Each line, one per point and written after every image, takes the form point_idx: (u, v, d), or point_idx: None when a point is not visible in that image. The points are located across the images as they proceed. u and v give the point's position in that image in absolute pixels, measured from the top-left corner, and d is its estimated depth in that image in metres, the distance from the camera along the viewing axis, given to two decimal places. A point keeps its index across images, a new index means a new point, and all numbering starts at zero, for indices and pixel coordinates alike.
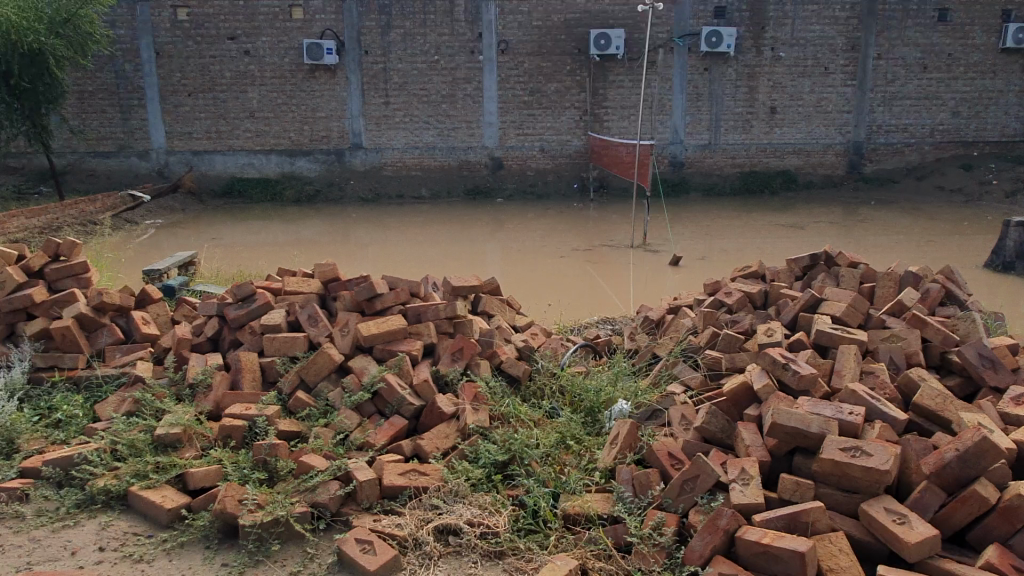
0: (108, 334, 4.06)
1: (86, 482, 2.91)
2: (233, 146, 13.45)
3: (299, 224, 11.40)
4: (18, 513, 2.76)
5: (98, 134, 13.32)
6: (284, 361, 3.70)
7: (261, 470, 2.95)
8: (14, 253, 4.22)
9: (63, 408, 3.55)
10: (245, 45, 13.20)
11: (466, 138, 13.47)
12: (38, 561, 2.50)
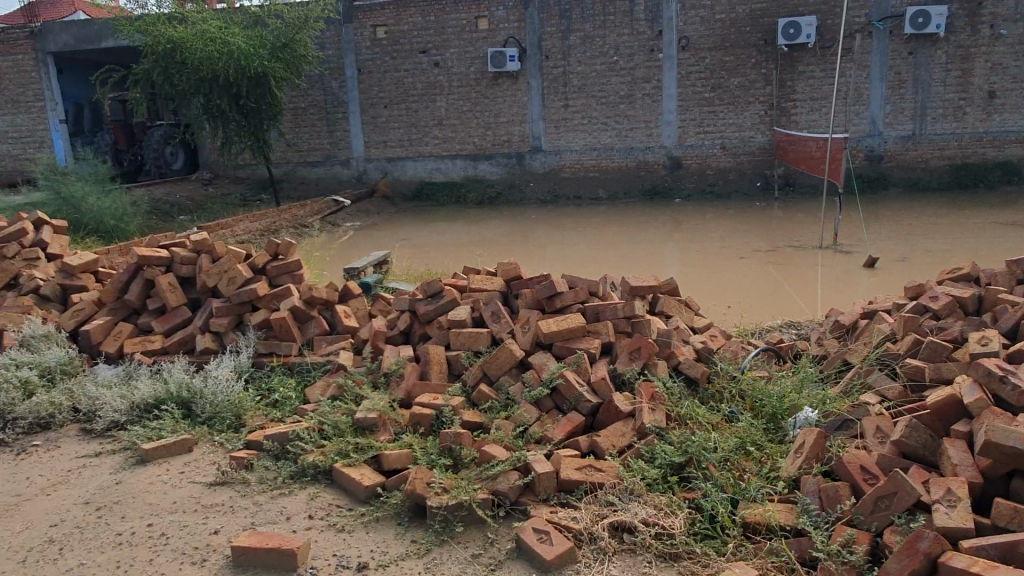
0: (316, 326, 4.53)
1: (298, 456, 3.26)
2: (424, 152, 14.36)
3: (481, 225, 11.91)
4: (245, 479, 3.13)
5: (309, 145, 14.81)
6: (469, 355, 3.92)
7: (447, 456, 3.14)
8: (242, 253, 4.83)
9: (280, 391, 4.00)
10: (435, 58, 14.00)
11: (645, 138, 13.35)
12: (261, 522, 2.82)
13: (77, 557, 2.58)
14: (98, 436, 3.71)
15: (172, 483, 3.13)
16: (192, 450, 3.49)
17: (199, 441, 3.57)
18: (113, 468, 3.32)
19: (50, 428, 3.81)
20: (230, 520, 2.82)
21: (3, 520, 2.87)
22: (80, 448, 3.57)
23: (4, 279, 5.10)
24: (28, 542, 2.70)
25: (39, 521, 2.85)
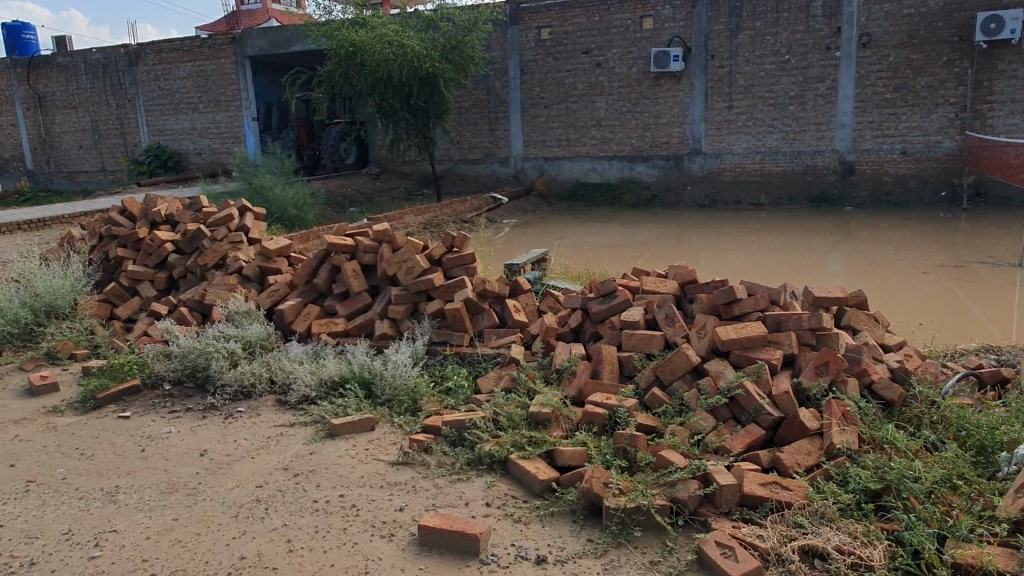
0: (487, 318, 4.65)
1: (475, 443, 3.35)
2: (580, 153, 14.39)
3: (636, 227, 11.74)
4: (425, 461, 3.25)
5: (470, 144, 15.29)
6: (642, 357, 3.86)
7: (622, 458, 3.11)
8: (420, 243, 5.05)
9: (453, 378, 4.14)
10: (597, 58, 13.97)
11: (815, 141, 12.59)
12: (442, 504, 2.91)
13: (281, 518, 2.79)
14: (292, 408, 4.00)
15: (359, 458, 3.31)
16: (375, 429, 3.68)
17: (381, 421, 3.76)
18: (306, 439, 3.57)
19: (251, 396, 4.16)
20: (413, 500, 2.94)
21: (217, 476, 3.16)
22: (277, 418, 3.87)
23: (213, 258, 5.66)
24: (239, 499, 2.95)
25: (247, 481, 3.10)
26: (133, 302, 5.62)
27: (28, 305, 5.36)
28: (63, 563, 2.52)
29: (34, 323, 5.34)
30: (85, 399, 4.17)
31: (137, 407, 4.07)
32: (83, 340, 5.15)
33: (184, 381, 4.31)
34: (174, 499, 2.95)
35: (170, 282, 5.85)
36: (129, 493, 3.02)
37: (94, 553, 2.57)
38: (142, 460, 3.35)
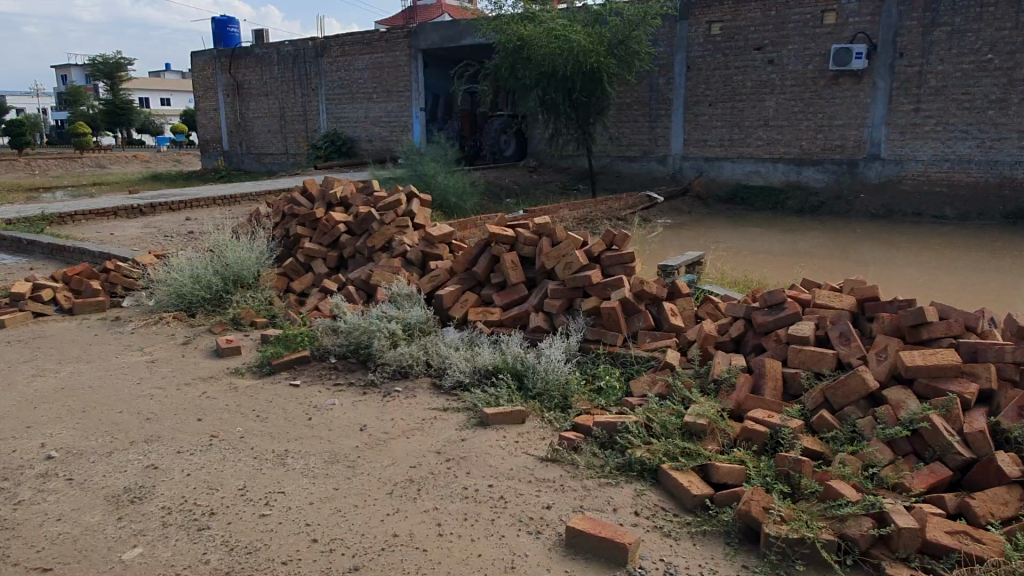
0: (643, 319, 4.54)
1: (625, 448, 3.26)
2: (744, 154, 13.78)
3: (798, 234, 11.09)
4: (574, 460, 3.21)
5: (629, 141, 15.09)
6: (811, 376, 3.60)
7: (784, 483, 2.91)
8: (579, 239, 5.02)
9: (604, 379, 4.08)
10: (770, 55, 13.28)
11: (1017, 150, 11.26)
12: (589, 507, 2.86)
13: (432, 500, 2.85)
14: (446, 392, 4.10)
15: (509, 450, 3.33)
16: (524, 421, 3.68)
17: (530, 414, 3.77)
18: (458, 424, 3.65)
19: (408, 376, 4.32)
20: (561, 499, 2.90)
21: (374, 451, 3.30)
22: (431, 400, 3.99)
23: (381, 241, 5.95)
24: (394, 477, 3.05)
25: (401, 460, 3.21)
26: (307, 277, 6.02)
27: (220, 273, 5.88)
28: (238, 517, 2.71)
29: (223, 290, 5.85)
30: (262, 363, 4.50)
31: (307, 377, 4.34)
32: (263, 309, 5.57)
33: (348, 356, 4.54)
34: (335, 469, 3.11)
35: (340, 261, 6.21)
36: (296, 458, 3.22)
37: (265, 511, 2.75)
38: (308, 427, 3.56)
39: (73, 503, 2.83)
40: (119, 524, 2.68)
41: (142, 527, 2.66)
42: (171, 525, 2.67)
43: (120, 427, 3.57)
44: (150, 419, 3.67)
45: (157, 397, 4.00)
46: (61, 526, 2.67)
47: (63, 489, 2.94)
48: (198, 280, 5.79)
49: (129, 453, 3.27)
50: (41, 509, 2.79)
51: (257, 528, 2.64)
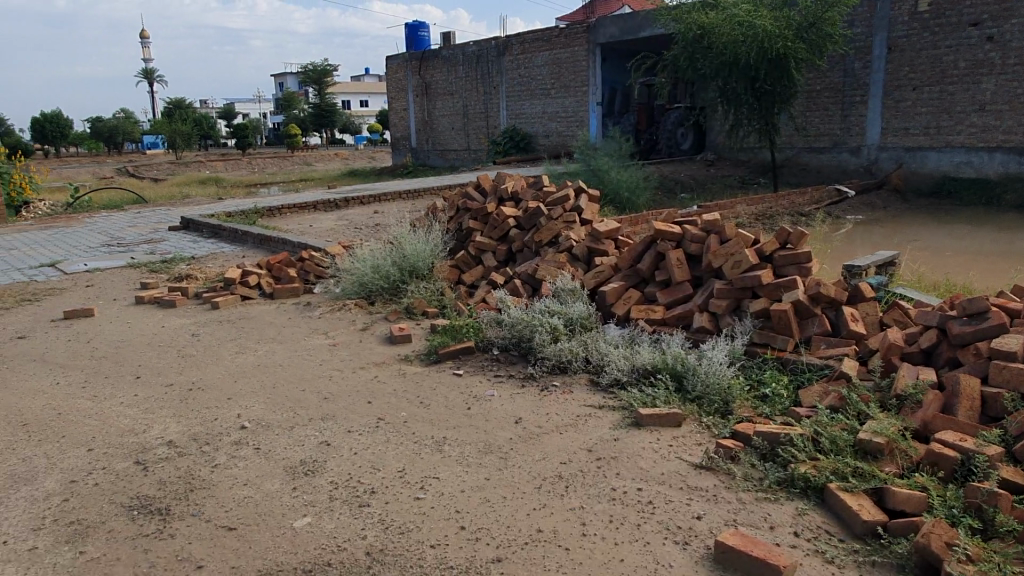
0: (818, 324, 4.22)
1: (788, 462, 3.05)
2: (953, 142, 12.35)
3: (1017, 233, 9.78)
4: (730, 471, 3.06)
5: (818, 131, 14.12)
6: (1016, 398, 3.15)
7: (974, 518, 2.58)
8: (751, 237, 4.76)
9: (771, 385, 3.84)
10: (989, 31, 11.77)
11: None
12: (744, 522, 2.70)
13: (579, 499, 2.84)
14: (603, 390, 4.06)
15: (662, 454, 3.24)
16: (682, 425, 3.56)
17: (688, 418, 3.63)
18: (612, 423, 3.60)
19: (566, 372, 4.33)
20: (714, 510, 2.78)
21: (527, 445, 3.34)
22: (587, 397, 3.97)
23: (547, 236, 6.01)
24: (544, 472, 3.07)
25: (552, 455, 3.23)
26: (477, 270, 6.22)
27: (397, 264, 6.25)
28: (395, 498, 2.86)
29: (400, 280, 6.20)
30: (430, 352, 4.71)
31: (469, 367, 4.49)
32: (434, 299, 5.84)
33: (510, 349, 4.64)
34: (488, 459, 3.19)
35: (508, 255, 6.36)
36: (453, 445, 3.34)
37: (420, 494, 2.88)
38: (467, 417, 3.68)
39: (258, 470, 3.13)
40: (294, 493, 2.92)
41: (312, 497, 2.88)
42: (337, 499, 2.87)
43: (302, 404, 3.89)
44: (328, 398, 3.98)
45: (336, 378, 4.33)
46: (246, 489, 2.96)
47: (251, 457, 3.26)
48: (378, 270, 6.19)
49: (308, 428, 3.56)
50: (231, 472, 3.11)
51: (412, 510, 2.76)
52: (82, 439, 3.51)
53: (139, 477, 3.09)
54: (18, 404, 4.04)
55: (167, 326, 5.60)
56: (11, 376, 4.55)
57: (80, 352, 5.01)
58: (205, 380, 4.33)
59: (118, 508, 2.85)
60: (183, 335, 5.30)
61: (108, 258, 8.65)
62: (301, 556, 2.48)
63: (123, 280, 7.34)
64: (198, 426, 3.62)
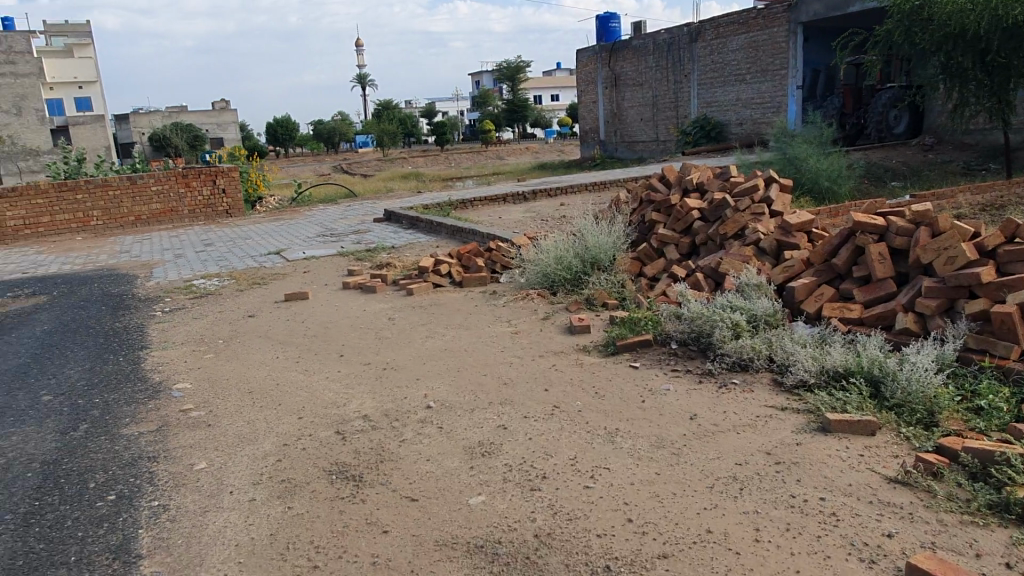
0: None
1: (1003, 485, 2.71)
2: None
3: None
4: (930, 488, 2.77)
5: None
6: None
7: None
8: (969, 231, 4.26)
9: (988, 397, 3.42)
10: None
11: None
12: (942, 546, 2.44)
13: (754, 502, 2.73)
14: (787, 391, 3.84)
15: (850, 463, 3.01)
16: (876, 434, 3.28)
17: (883, 427, 3.34)
18: (795, 427, 3.41)
19: (749, 370, 4.15)
20: (907, 530, 2.54)
21: (701, 443, 3.25)
22: (769, 398, 3.78)
23: (734, 228, 5.79)
24: (718, 471, 2.98)
25: (728, 455, 3.12)
26: (659, 263, 6.12)
27: (579, 256, 6.32)
28: (565, 485, 2.92)
29: (581, 272, 6.27)
30: (608, 343, 4.73)
31: (646, 360, 4.44)
32: (614, 291, 5.84)
33: (689, 344, 4.53)
34: (660, 454, 3.15)
35: (692, 248, 6.19)
36: (625, 438, 3.34)
37: (589, 483, 2.92)
38: (640, 410, 3.66)
39: (440, 447, 3.33)
40: (471, 472, 3.08)
41: (487, 477, 3.02)
42: (510, 481, 2.98)
43: (483, 388, 4.08)
44: (506, 384, 4.13)
45: (515, 365, 4.49)
46: (428, 465, 3.16)
47: (434, 435, 3.48)
48: (560, 261, 6.31)
49: (487, 411, 3.73)
50: (416, 448, 3.34)
51: (581, 498, 2.81)
52: (294, 408, 3.95)
53: (338, 446, 3.42)
54: (247, 374, 4.63)
55: (368, 310, 6.10)
56: (241, 349, 5.20)
57: (296, 330, 5.61)
58: (398, 361, 4.67)
59: (320, 471, 3.17)
60: (381, 319, 5.76)
61: (322, 247, 9.57)
62: (474, 531, 2.61)
63: (333, 267, 8.11)
64: (390, 403, 3.92)
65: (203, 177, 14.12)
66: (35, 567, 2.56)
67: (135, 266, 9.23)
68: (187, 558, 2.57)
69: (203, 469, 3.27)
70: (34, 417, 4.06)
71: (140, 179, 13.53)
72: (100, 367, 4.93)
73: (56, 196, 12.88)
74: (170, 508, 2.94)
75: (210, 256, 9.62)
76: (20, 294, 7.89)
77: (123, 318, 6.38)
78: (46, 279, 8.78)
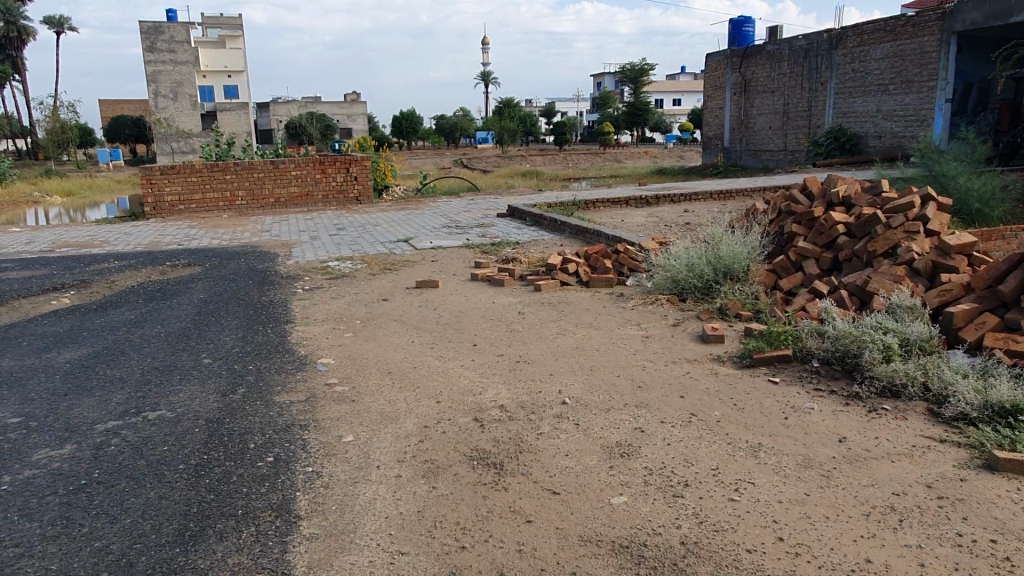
0: None
1: None
2: None
3: None
4: None
5: None
6: None
7: None
8: None
9: None
10: None
11: None
12: None
13: (916, 537, 2.57)
14: (945, 423, 3.58)
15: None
16: None
17: None
18: (956, 462, 3.18)
19: (900, 397, 3.91)
20: None
21: (852, 468, 3.10)
22: (925, 428, 3.55)
23: (884, 246, 5.48)
24: (874, 500, 2.83)
25: (884, 484, 2.96)
26: (796, 276, 5.87)
27: (711, 264, 6.17)
28: (709, 495, 2.86)
29: (713, 280, 6.12)
30: (744, 355, 4.58)
31: (785, 376, 4.28)
32: (749, 302, 5.66)
33: (833, 363, 4.32)
34: (808, 474, 3.03)
35: (834, 264, 5.91)
36: (770, 454, 3.23)
37: (734, 496, 2.85)
38: (784, 426, 3.54)
39: (578, 444, 3.35)
40: (610, 471, 3.08)
41: (628, 479, 3.01)
42: (651, 485, 2.95)
43: (617, 390, 4.06)
44: (641, 387, 4.10)
45: (648, 369, 4.44)
46: (567, 460, 3.18)
47: (572, 431, 3.49)
48: (692, 268, 6.18)
49: (623, 413, 3.71)
50: (554, 442, 3.37)
51: (727, 510, 2.74)
52: (432, 392, 4.08)
53: (477, 433, 3.50)
54: (384, 355, 4.82)
55: (496, 302, 6.21)
56: (378, 331, 5.42)
57: (429, 316, 5.80)
58: (530, 355, 4.73)
59: (461, 456, 3.26)
60: (511, 312, 5.85)
61: (449, 238, 9.82)
62: (618, 531, 2.61)
63: (461, 258, 8.31)
64: (525, 395, 3.97)
65: (338, 164, 14.81)
66: (208, 515, 2.77)
67: (277, 245, 9.80)
68: (342, 523, 2.71)
69: (351, 442, 3.43)
70: (198, 378, 4.39)
71: (282, 164, 14.37)
72: (252, 337, 5.28)
73: (208, 176, 13.87)
74: (323, 475, 3.11)
75: (344, 240, 10.07)
76: (178, 264, 8.56)
77: (269, 293, 6.79)
78: (199, 251, 9.49)
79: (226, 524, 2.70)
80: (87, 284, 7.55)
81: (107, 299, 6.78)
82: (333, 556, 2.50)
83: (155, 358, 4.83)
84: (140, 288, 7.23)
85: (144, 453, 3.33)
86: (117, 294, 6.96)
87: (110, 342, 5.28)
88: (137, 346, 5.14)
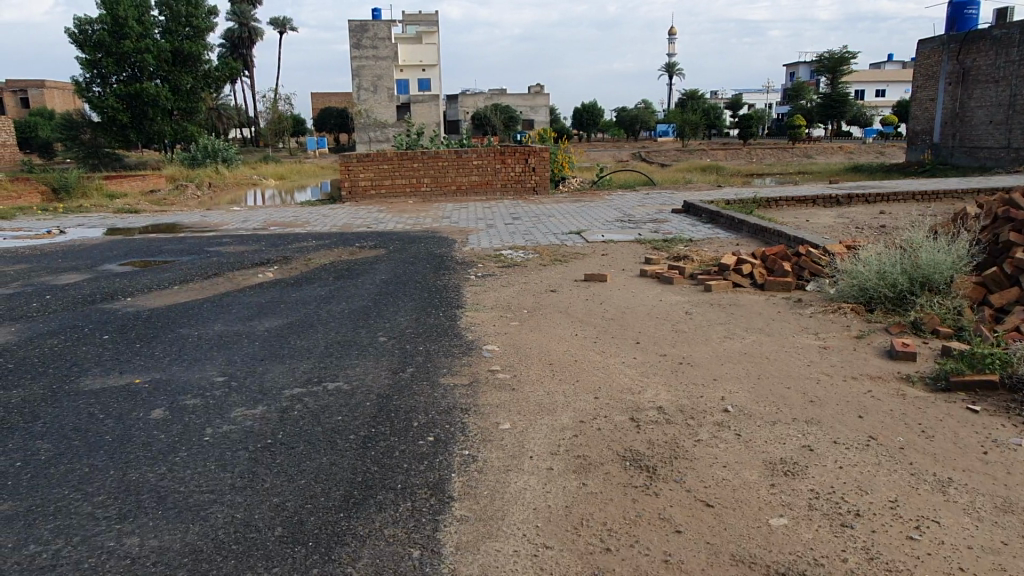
0: None
1: None
2: None
3: None
4: None
5: None
6: None
7: None
8: None
9: None
10: None
11: None
12: None
13: None
14: None
15: None
16: None
17: None
18: None
19: None
20: None
21: None
22: None
23: None
24: None
25: None
26: (1011, 291, 5.11)
27: (907, 272, 5.61)
28: (884, 530, 2.60)
29: (909, 291, 5.56)
30: (939, 377, 4.11)
31: (989, 405, 3.78)
32: (950, 318, 5.07)
33: None
34: (1008, 520, 2.66)
35: None
36: (960, 491, 2.88)
37: (913, 534, 2.57)
38: (982, 462, 3.13)
39: (738, 456, 3.18)
40: (772, 489, 2.89)
41: (791, 500, 2.81)
42: (817, 509, 2.74)
43: (787, 402, 3.81)
44: (814, 402, 3.81)
45: (823, 383, 4.12)
46: (724, 472, 3.04)
47: (732, 441, 3.33)
48: (884, 277, 5.65)
49: (790, 427, 3.48)
50: (711, 451, 3.23)
51: (904, 549, 2.48)
52: (591, 386, 4.07)
53: (632, 433, 3.43)
54: (546, 345, 4.89)
55: (664, 300, 6.05)
56: (544, 321, 5.49)
57: (594, 311, 5.77)
58: (694, 357, 4.56)
59: (614, 455, 3.22)
60: (678, 311, 5.68)
61: (621, 232, 9.71)
62: (775, 555, 2.45)
63: (632, 253, 8.19)
64: (686, 399, 3.85)
65: (517, 155, 15.14)
66: (371, 486, 2.95)
67: (455, 231, 10.24)
68: (491, 510, 2.77)
69: (507, 430, 3.50)
70: (373, 354, 4.70)
71: (466, 154, 14.93)
72: (425, 319, 5.55)
73: (398, 163, 14.74)
74: (478, 459, 3.19)
75: (519, 229, 10.32)
76: (366, 245, 9.20)
77: (444, 278, 7.10)
78: (386, 235, 10.12)
79: (386, 497, 2.86)
80: (288, 260, 8.30)
81: (304, 275, 7.42)
82: (480, 541, 2.56)
83: (338, 333, 5.21)
84: (333, 266, 7.83)
85: (321, 420, 3.62)
86: (312, 271, 7.60)
87: (303, 315, 5.78)
88: (325, 320, 5.58)
